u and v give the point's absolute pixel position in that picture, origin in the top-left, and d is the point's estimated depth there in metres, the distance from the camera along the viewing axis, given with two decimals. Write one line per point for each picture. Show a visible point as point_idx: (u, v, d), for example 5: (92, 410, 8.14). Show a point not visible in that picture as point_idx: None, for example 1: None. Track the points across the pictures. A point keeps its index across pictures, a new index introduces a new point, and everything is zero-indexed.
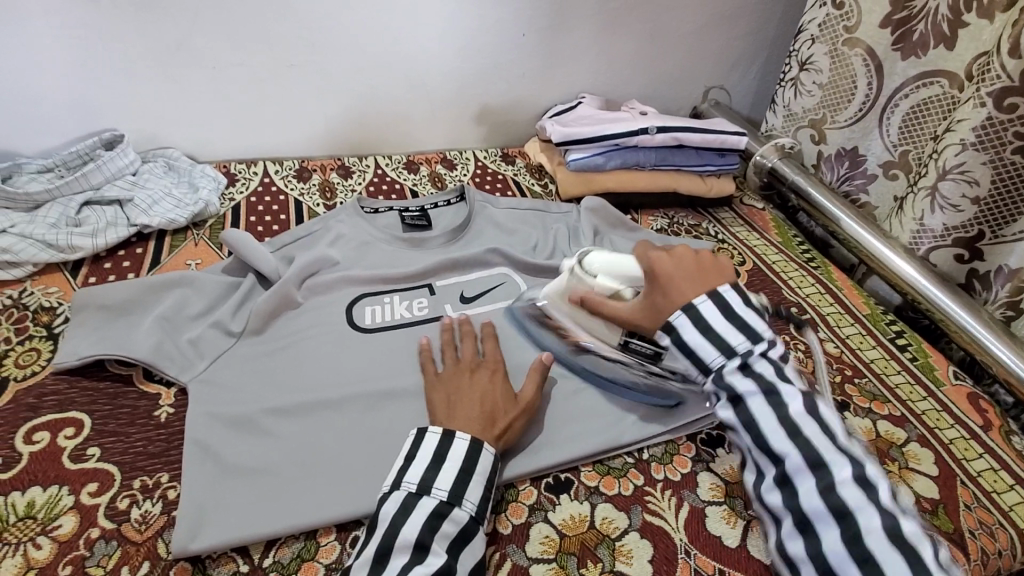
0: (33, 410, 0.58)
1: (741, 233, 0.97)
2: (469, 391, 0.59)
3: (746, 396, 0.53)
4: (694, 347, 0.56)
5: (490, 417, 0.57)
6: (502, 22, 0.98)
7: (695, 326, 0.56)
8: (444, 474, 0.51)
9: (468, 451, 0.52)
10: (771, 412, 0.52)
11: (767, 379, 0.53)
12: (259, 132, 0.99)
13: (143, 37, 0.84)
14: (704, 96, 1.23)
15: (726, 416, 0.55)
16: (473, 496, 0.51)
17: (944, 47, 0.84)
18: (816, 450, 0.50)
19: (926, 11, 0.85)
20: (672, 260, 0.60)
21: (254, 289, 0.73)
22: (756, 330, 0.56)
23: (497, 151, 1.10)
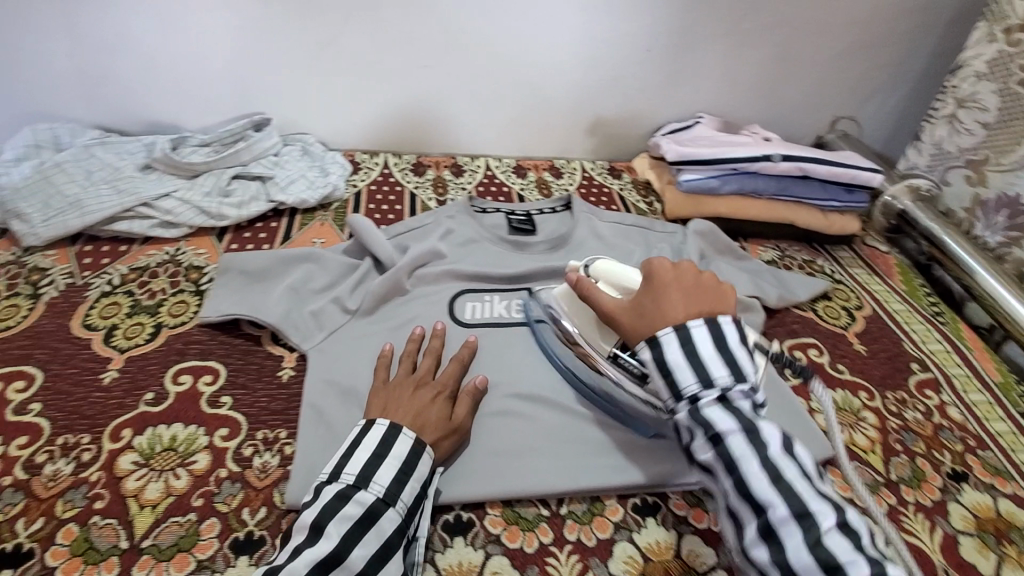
0: (180, 355, 0.66)
1: (860, 276, 0.91)
2: (408, 397, 0.57)
3: (726, 433, 0.49)
4: (677, 377, 0.52)
5: (420, 429, 0.55)
6: (629, 37, 0.98)
7: (679, 348, 0.52)
8: (353, 460, 0.50)
9: (381, 436, 0.52)
10: (755, 452, 0.48)
11: (747, 417, 0.50)
12: (385, 126, 1.06)
13: (301, 32, 0.93)
14: (831, 126, 1.16)
15: (704, 457, 0.50)
16: (382, 478, 0.49)
17: None
18: (800, 497, 0.45)
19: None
20: (675, 273, 0.58)
21: (370, 272, 0.79)
22: (738, 361, 0.52)
23: (604, 164, 1.11)
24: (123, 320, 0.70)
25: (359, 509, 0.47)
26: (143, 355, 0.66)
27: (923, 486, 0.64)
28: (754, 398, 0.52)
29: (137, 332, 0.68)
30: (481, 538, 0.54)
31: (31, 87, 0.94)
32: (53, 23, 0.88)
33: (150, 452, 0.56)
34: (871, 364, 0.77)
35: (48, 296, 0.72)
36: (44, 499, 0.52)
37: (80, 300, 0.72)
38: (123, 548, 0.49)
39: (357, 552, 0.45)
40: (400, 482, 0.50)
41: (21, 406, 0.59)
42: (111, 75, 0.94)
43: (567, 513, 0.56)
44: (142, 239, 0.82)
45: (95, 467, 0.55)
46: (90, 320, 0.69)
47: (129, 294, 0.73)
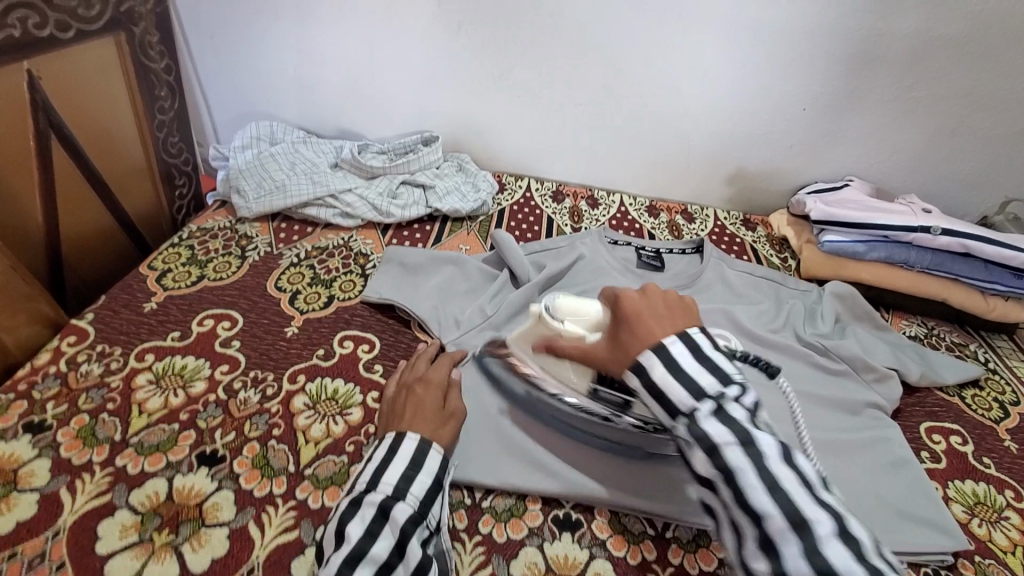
0: (346, 324, 0.78)
1: (1021, 369, 0.83)
2: (403, 399, 0.62)
3: (721, 444, 0.43)
4: (671, 399, 0.47)
5: (419, 422, 0.58)
6: (785, 95, 1.00)
7: (664, 368, 0.48)
8: (361, 476, 0.53)
9: (389, 444, 0.55)
10: (767, 480, 0.41)
11: (750, 434, 0.43)
12: (535, 155, 1.16)
13: (479, 66, 1.06)
14: (1000, 207, 1.07)
15: (700, 471, 0.45)
16: (387, 477, 0.52)
17: None
18: (797, 504, 0.40)
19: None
20: (643, 298, 0.54)
21: (507, 283, 0.86)
22: (726, 368, 0.48)
23: (738, 215, 1.12)
24: (305, 287, 0.83)
25: (372, 506, 0.49)
26: (317, 319, 0.78)
27: None
28: (750, 404, 0.46)
29: (314, 299, 0.81)
30: (588, 538, 0.57)
31: (262, 92, 1.16)
32: (287, 40, 1.08)
33: (317, 398, 0.67)
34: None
35: (252, 259, 0.88)
36: (236, 417, 0.64)
37: (275, 266, 0.87)
38: (290, 471, 0.59)
39: (378, 543, 0.47)
40: (410, 478, 0.52)
41: (226, 341, 0.73)
42: (322, 88, 1.14)
43: (673, 537, 0.58)
44: (324, 225, 0.98)
45: (275, 400, 0.66)
46: (281, 283, 0.84)
47: (311, 267, 0.87)
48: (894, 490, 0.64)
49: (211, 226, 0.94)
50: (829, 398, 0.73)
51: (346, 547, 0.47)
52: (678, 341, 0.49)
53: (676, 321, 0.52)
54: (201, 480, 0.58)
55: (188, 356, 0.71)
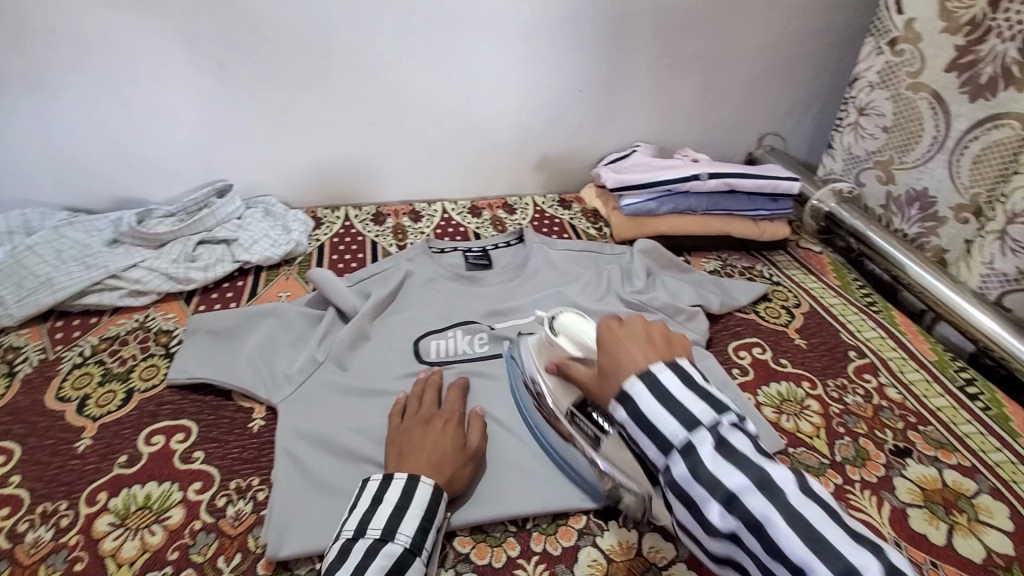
0: (153, 417, 0.70)
1: (797, 276, 0.97)
2: (422, 438, 0.62)
3: (738, 489, 0.44)
4: (659, 428, 0.48)
5: (440, 464, 0.59)
6: (560, 81, 1.08)
7: (654, 398, 0.49)
8: (376, 515, 0.53)
9: (403, 488, 0.55)
10: (770, 502, 0.43)
11: (751, 461, 0.45)
12: (346, 181, 1.12)
13: (258, 103, 1.00)
14: (759, 142, 1.25)
15: (720, 523, 0.44)
16: (401, 533, 0.52)
17: (1015, 88, 0.81)
18: (834, 543, 0.41)
19: (994, 53, 0.82)
20: (626, 328, 0.57)
21: (335, 322, 0.82)
22: (718, 398, 0.50)
23: (554, 197, 1.18)
24: (95, 389, 0.73)
25: (389, 555, 0.51)
26: (117, 421, 0.69)
27: (867, 464, 0.66)
28: (748, 432, 0.48)
29: (109, 400, 0.72)
30: (451, 558, 0.58)
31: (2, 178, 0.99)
32: (17, 113, 0.94)
33: (126, 512, 0.60)
34: (811, 356, 0.81)
35: (22, 372, 0.75)
36: (27, 565, 0.55)
37: (53, 373, 0.75)
38: None
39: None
40: (423, 529, 0.53)
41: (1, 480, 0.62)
42: (81, 159, 0.99)
43: (534, 526, 0.61)
44: (112, 310, 0.86)
45: (73, 531, 0.58)
46: (64, 392, 0.72)
47: (102, 363, 0.77)
48: None
49: None
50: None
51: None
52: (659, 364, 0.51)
53: (661, 349, 0.54)
54: None
55: None
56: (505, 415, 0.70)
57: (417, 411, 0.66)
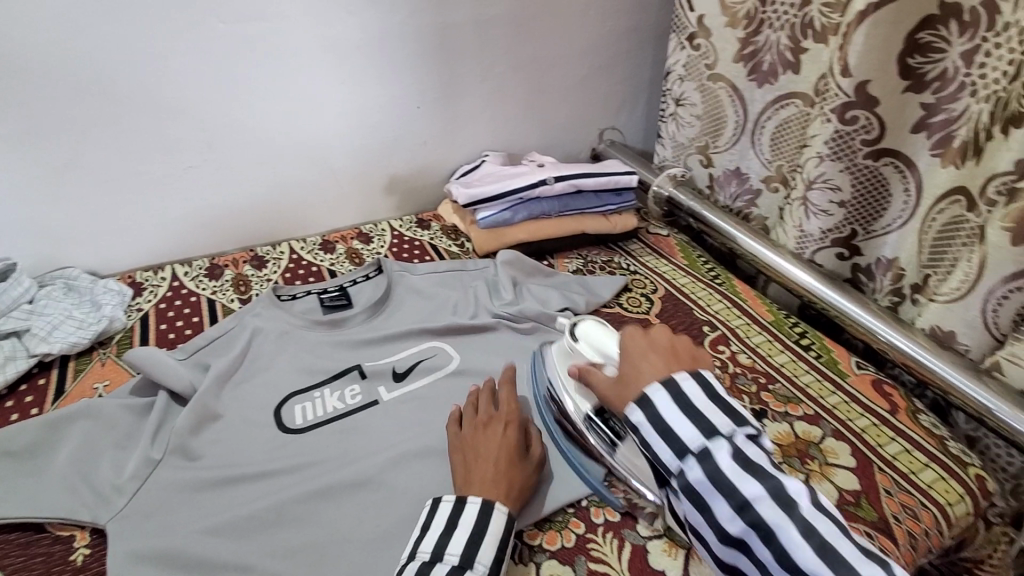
0: None
1: (651, 261, 1.03)
2: (486, 451, 0.62)
3: (753, 498, 0.45)
4: (677, 433, 0.49)
5: (508, 477, 0.59)
6: (393, 99, 1.03)
7: (674, 405, 0.50)
8: (426, 541, 0.54)
9: (479, 513, 0.55)
10: (785, 514, 0.45)
11: (768, 472, 0.47)
12: (167, 236, 0.98)
13: (26, 163, 0.83)
14: (599, 137, 1.30)
15: (734, 529, 0.46)
16: (449, 554, 0.52)
17: (791, 72, 0.90)
18: (845, 559, 0.43)
19: (768, 43, 0.91)
20: (647, 339, 0.59)
21: (171, 406, 0.71)
22: (738, 411, 0.51)
23: (411, 218, 1.13)
24: None
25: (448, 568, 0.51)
26: None
27: None
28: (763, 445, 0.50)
29: None
30: None
31: None
32: None
33: None
34: None
35: None
36: None
37: None
38: None
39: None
40: (473, 541, 0.53)
41: None
42: None
43: None
44: None
45: None
46: None
47: None
48: None
49: None
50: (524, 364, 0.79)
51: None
52: (692, 431, 0.49)
53: (682, 361, 0.56)
54: None
55: None
56: (383, 470, 0.65)
57: (494, 416, 0.66)
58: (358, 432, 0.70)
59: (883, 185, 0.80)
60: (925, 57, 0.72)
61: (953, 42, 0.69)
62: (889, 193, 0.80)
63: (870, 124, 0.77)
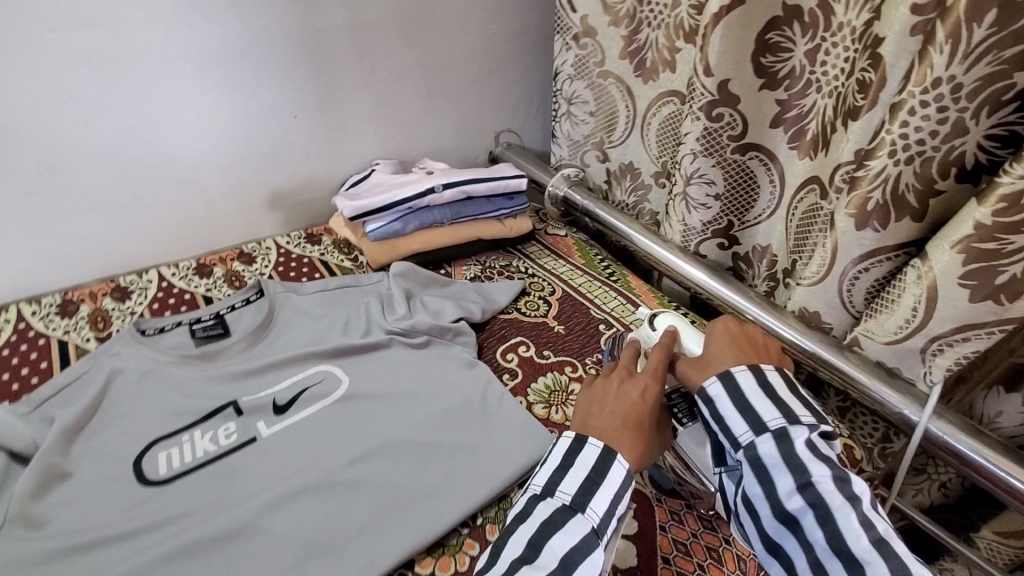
0: None
1: (549, 263, 1.03)
2: (611, 398, 0.59)
3: (818, 480, 0.49)
4: (747, 417, 0.54)
5: (626, 428, 0.56)
6: (269, 108, 0.96)
7: (730, 400, 0.55)
8: (541, 478, 0.55)
9: (598, 457, 0.54)
10: (843, 500, 0.49)
11: (828, 464, 0.51)
12: (8, 271, 0.86)
13: None
14: (496, 141, 1.29)
15: (792, 506, 0.49)
16: (562, 493, 0.52)
17: (670, 70, 0.92)
18: (898, 556, 0.46)
19: (649, 40, 0.94)
20: (732, 329, 0.64)
21: (13, 465, 0.63)
22: (798, 411, 0.54)
23: (300, 233, 1.07)
24: None
25: (544, 514, 0.51)
26: None
27: None
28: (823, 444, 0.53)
29: None
30: None
31: None
32: None
33: None
34: (568, 339, 0.86)
35: None
36: None
37: None
38: None
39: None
40: (586, 490, 0.52)
41: None
42: None
43: None
44: None
45: None
46: None
47: None
48: (492, 429, 0.71)
49: None
50: (418, 381, 0.76)
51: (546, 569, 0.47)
52: (772, 411, 0.53)
53: (755, 353, 0.61)
54: None
55: None
56: (260, 514, 0.60)
57: (648, 368, 0.61)
58: (234, 474, 0.65)
59: (751, 178, 0.85)
60: (775, 57, 0.76)
61: (798, 43, 0.74)
62: (756, 185, 0.85)
63: (734, 120, 0.81)
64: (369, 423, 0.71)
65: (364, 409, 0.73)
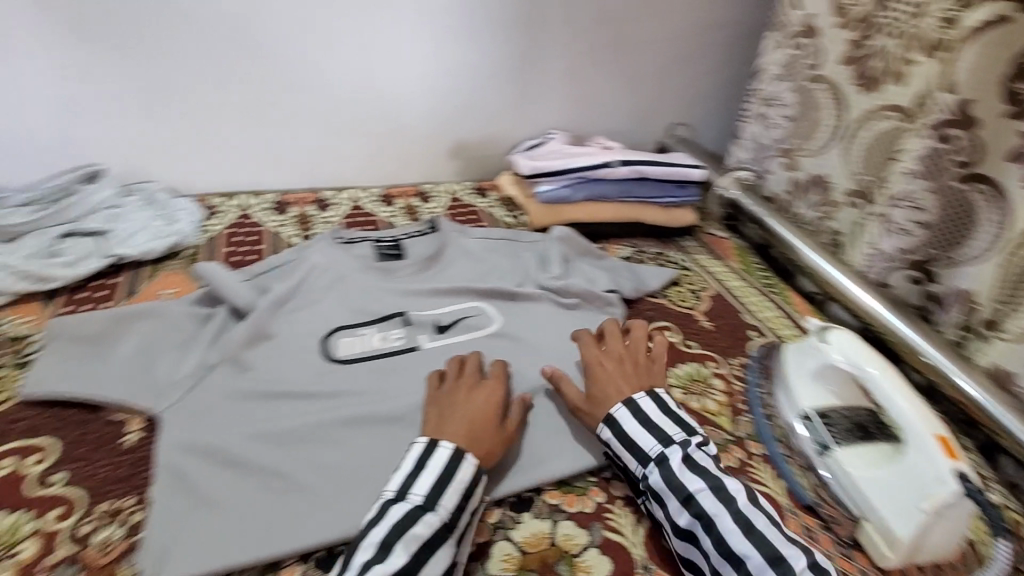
0: (3, 436, 0.60)
1: (704, 260, 1.01)
2: (461, 409, 0.60)
3: (696, 491, 0.54)
4: (638, 443, 0.59)
5: (473, 441, 0.57)
6: (475, 63, 1.05)
7: (636, 422, 0.60)
8: (631, 457, 0.59)
9: (565, 463, 0.55)
10: (723, 504, 0.53)
11: (669, 485, 0.55)
12: (243, 166, 1.03)
13: (131, 76, 0.90)
14: (668, 133, 1.28)
15: (682, 521, 0.54)
16: (681, 473, 0.56)
17: (894, 82, 0.85)
18: (772, 543, 0.51)
19: (880, 49, 0.87)
20: (597, 355, 0.68)
21: (227, 322, 0.74)
22: (665, 432, 0.59)
23: (471, 185, 1.15)
24: None
25: (664, 481, 0.56)
26: None
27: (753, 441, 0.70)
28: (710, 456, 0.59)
29: None
30: None
31: None
32: None
33: None
34: (715, 337, 0.85)
35: None
36: None
37: None
38: None
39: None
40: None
41: None
42: None
43: None
44: None
45: None
46: None
47: None
48: None
49: None
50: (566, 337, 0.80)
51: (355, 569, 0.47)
52: (649, 440, 0.58)
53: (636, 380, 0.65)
54: None
55: None
56: (416, 411, 0.67)
57: (609, 349, 0.70)
58: (398, 373, 0.72)
59: (964, 212, 0.77)
60: None
61: None
62: (971, 224, 0.77)
63: (967, 144, 0.76)
64: (517, 362, 0.75)
65: (513, 348, 0.77)
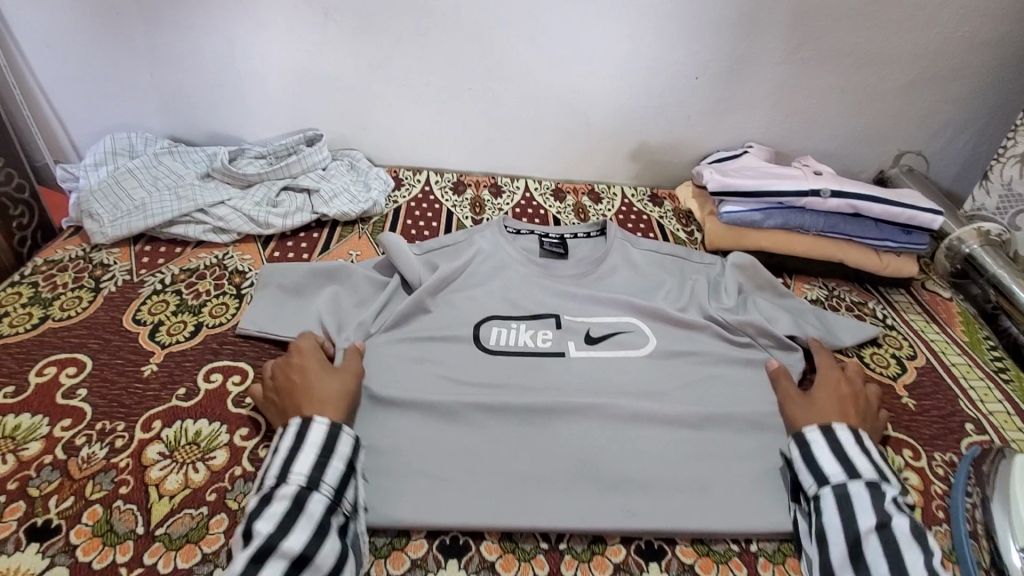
0: (215, 353, 0.70)
1: (916, 322, 0.84)
2: (299, 382, 0.61)
3: (899, 524, 0.50)
4: (851, 458, 0.55)
5: (325, 407, 0.58)
6: (678, 63, 0.98)
7: (854, 443, 0.57)
8: (825, 463, 0.56)
9: (325, 433, 0.54)
10: (921, 550, 0.48)
11: (881, 508, 0.51)
12: (434, 146, 1.09)
13: (356, 54, 0.98)
14: (895, 161, 1.10)
15: (867, 538, 0.50)
16: (892, 507, 0.51)
17: None
18: None
19: None
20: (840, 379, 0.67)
21: (398, 292, 0.79)
22: (887, 471, 0.55)
23: (645, 191, 1.10)
24: (168, 317, 0.74)
25: (867, 497, 0.52)
26: (182, 352, 0.70)
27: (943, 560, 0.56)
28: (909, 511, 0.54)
29: (179, 329, 0.73)
30: (475, 562, 0.53)
31: (114, 97, 1.02)
32: (136, 44, 0.96)
33: (175, 444, 0.60)
34: (915, 421, 0.70)
35: (108, 290, 0.78)
36: (77, 479, 0.56)
37: (134, 296, 0.77)
38: (138, 534, 0.52)
39: (291, 537, 0.46)
40: (322, 465, 0.52)
41: (71, 390, 0.64)
42: (185, 91, 1.02)
43: (566, 548, 0.55)
44: (196, 243, 0.88)
45: (125, 453, 0.58)
46: (140, 315, 0.74)
47: (178, 293, 0.78)
48: None
49: (60, 257, 0.82)
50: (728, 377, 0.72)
51: (252, 545, 0.45)
52: (866, 462, 0.55)
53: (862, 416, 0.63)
54: (29, 559, 0.50)
55: (23, 413, 0.61)
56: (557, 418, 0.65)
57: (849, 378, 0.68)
58: (544, 374, 0.71)
59: None
60: None
61: None
62: None
63: None
64: (668, 392, 0.69)
65: (667, 377, 0.72)
